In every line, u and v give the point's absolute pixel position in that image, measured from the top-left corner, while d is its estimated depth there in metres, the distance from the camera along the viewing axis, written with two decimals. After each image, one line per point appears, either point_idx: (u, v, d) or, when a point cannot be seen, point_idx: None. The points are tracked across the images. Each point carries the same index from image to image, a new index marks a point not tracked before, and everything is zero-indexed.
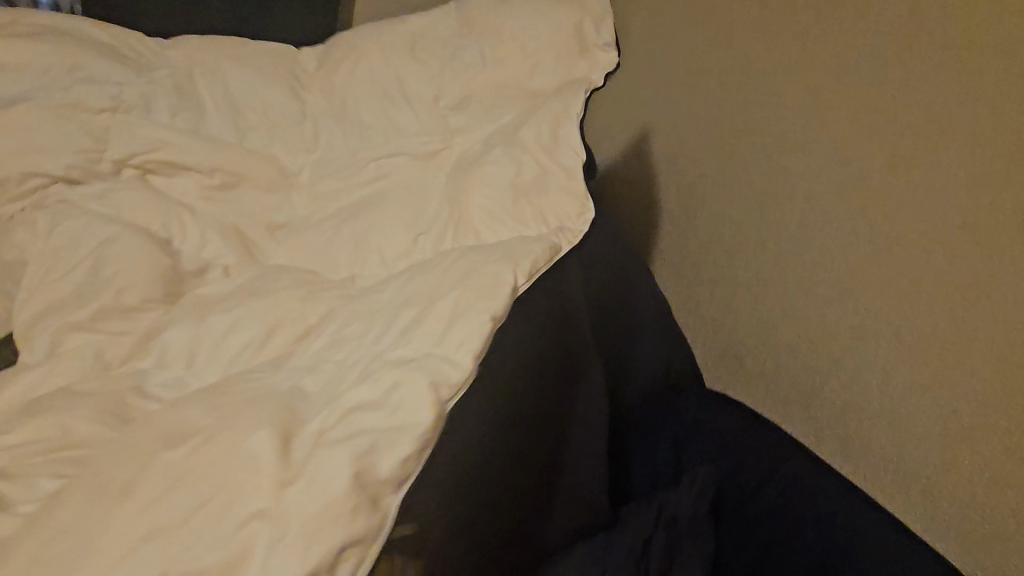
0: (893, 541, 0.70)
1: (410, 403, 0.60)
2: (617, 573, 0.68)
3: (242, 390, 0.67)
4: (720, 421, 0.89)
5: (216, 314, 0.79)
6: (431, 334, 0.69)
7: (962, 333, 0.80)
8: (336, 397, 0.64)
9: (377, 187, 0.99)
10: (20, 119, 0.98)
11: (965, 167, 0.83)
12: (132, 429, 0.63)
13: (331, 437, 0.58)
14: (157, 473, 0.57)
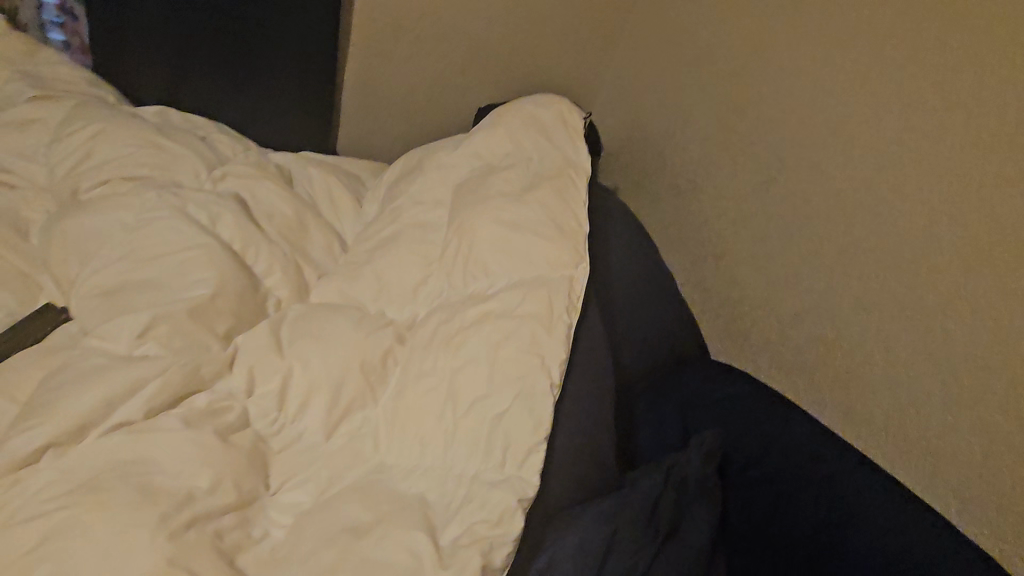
0: (903, 516, 0.73)
1: (496, 504, 0.68)
2: (628, 530, 0.69)
3: (299, 441, 0.78)
4: (732, 391, 0.92)
5: (292, 345, 0.83)
6: (485, 417, 0.74)
7: (989, 319, 0.76)
8: (419, 492, 0.71)
9: (403, 225, 1.04)
10: (70, 162, 1.04)
11: (993, 148, 0.78)
12: (198, 440, 0.70)
13: (429, 538, 0.66)
14: (226, 501, 0.67)
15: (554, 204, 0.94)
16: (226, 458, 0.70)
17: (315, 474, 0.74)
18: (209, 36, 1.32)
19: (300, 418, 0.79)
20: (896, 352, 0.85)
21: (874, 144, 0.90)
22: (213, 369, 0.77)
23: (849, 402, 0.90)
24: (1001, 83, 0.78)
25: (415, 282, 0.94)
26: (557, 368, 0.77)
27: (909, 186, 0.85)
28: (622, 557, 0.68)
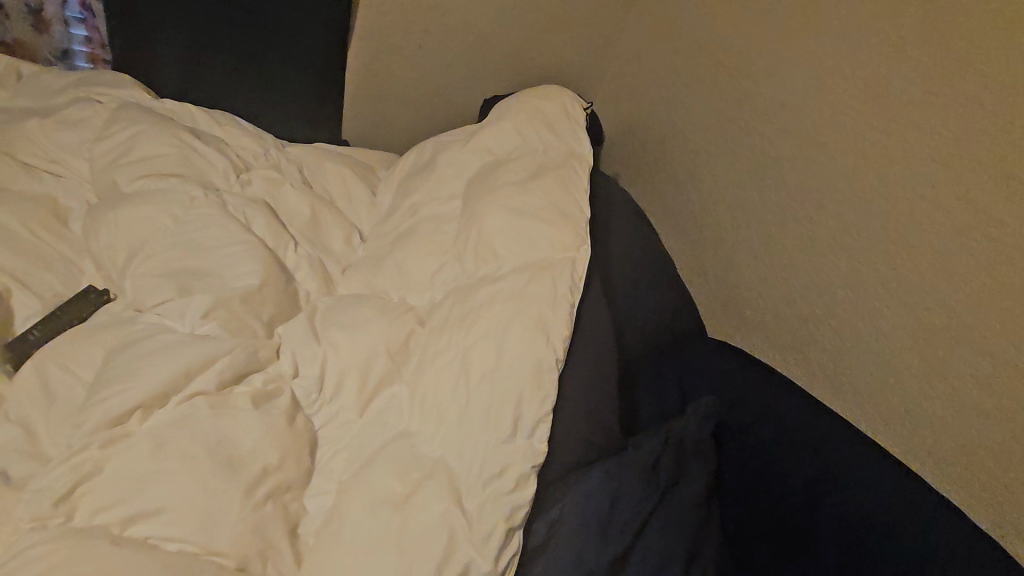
0: (880, 478, 0.80)
1: (509, 468, 0.75)
2: (630, 486, 0.76)
3: (330, 416, 0.85)
4: (726, 364, 0.99)
5: (321, 340, 0.92)
6: (494, 382, 0.81)
7: (962, 295, 0.82)
8: (442, 458, 0.79)
9: (418, 219, 1.11)
10: (102, 160, 1.10)
11: (967, 135, 0.82)
12: (235, 418, 0.77)
13: (449, 499, 0.74)
14: (271, 470, 0.76)
15: (556, 190, 0.98)
16: (264, 434, 0.78)
17: (350, 448, 0.82)
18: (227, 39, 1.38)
19: (334, 399, 0.87)
20: (879, 329, 0.91)
21: (861, 131, 0.96)
22: (266, 354, 0.86)
23: (836, 374, 0.97)
24: (975, 74, 0.82)
25: (431, 268, 1.01)
26: (561, 344, 0.83)
27: (893, 171, 0.91)
28: (625, 509, 0.75)
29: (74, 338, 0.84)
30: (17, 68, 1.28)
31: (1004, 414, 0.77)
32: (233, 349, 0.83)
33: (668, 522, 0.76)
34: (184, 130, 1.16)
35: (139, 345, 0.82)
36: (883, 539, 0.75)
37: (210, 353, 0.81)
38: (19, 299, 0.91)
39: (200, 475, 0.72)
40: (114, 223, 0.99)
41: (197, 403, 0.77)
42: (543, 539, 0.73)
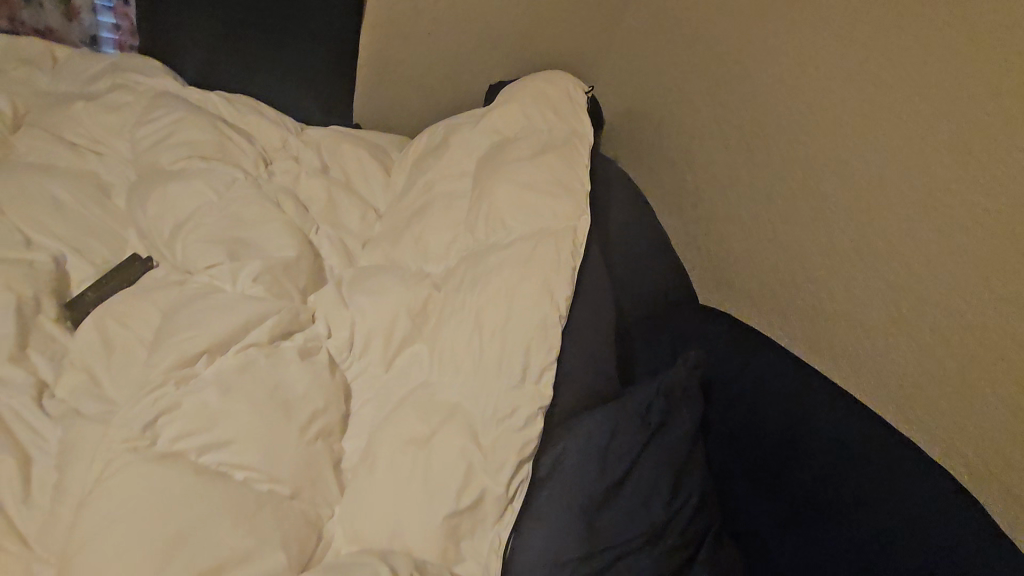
0: (851, 419, 0.89)
1: (517, 408, 0.85)
2: (626, 426, 0.86)
3: (362, 373, 0.96)
4: (714, 326, 1.09)
5: (353, 302, 1.01)
6: (503, 336, 0.90)
7: (928, 260, 0.91)
8: (456, 400, 0.88)
9: (433, 195, 1.20)
10: (139, 139, 1.19)
11: (936, 116, 0.91)
12: (276, 366, 0.87)
13: (463, 433, 0.83)
14: (308, 409, 0.85)
15: (559, 166, 1.07)
16: (303, 380, 0.87)
17: (381, 396, 0.92)
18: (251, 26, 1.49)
19: (363, 356, 0.97)
20: (853, 291, 1.01)
21: (839, 112, 1.05)
22: (305, 317, 0.96)
23: (814, 333, 1.07)
24: (945, 60, 0.91)
25: (446, 238, 1.10)
26: (564, 302, 0.92)
27: (867, 148, 1.00)
28: (621, 443, 0.85)
29: (129, 300, 0.94)
30: (53, 55, 1.37)
31: (964, 363, 0.87)
32: (271, 308, 0.92)
33: (659, 455, 0.86)
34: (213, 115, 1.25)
35: (189, 304, 0.91)
36: (847, 472, 0.86)
37: (252, 311, 0.90)
38: (74, 265, 1.00)
39: (249, 412, 0.81)
40: (155, 198, 1.07)
41: (245, 355, 0.87)
42: (549, 469, 0.83)
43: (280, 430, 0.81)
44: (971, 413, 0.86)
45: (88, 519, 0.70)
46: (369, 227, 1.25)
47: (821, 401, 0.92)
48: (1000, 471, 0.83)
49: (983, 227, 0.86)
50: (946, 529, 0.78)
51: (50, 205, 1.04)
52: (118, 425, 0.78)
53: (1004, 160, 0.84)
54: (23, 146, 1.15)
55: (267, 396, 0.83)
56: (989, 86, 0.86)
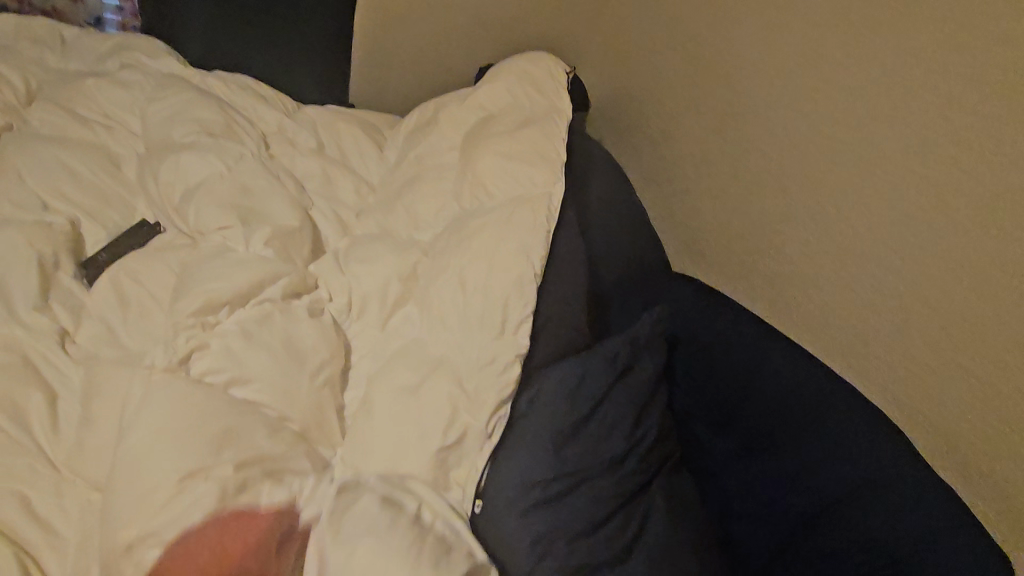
0: (798, 366, 0.97)
1: (495, 356, 0.93)
2: (596, 371, 0.95)
3: (363, 332, 1.04)
4: (680, 288, 1.18)
5: (348, 267, 1.10)
6: (484, 293, 0.98)
7: (871, 220, 0.98)
8: (441, 351, 0.96)
9: (421, 168, 1.28)
10: (145, 114, 1.27)
11: (877, 89, 0.99)
12: (280, 319, 0.96)
13: (447, 377, 0.92)
14: (306, 358, 0.93)
15: (539, 138, 1.15)
16: (302, 334, 0.96)
17: (375, 351, 1.01)
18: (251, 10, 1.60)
19: (359, 315, 1.05)
20: (805, 252, 1.09)
21: (797, 88, 1.12)
22: (311, 281, 1.05)
23: (774, 294, 1.15)
24: (885, 37, 0.98)
25: (435, 207, 1.18)
26: (538, 261, 1.01)
27: (820, 120, 1.08)
28: (590, 384, 0.94)
29: (142, 259, 1.02)
30: (61, 34, 1.43)
31: (897, 314, 0.94)
32: (279, 270, 1.01)
33: (622, 396, 0.96)
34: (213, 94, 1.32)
35: (203, 264, 1.00)
36: (792, 410, 0.94)
37: (257, 270, 0.99)
38: (89, 229, 1.08)
39: (255, 359, 0.90)
40: (162, 169, 1.15)
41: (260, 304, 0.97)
42: (524, 408, 0.92)
43: (281, 373, 0.90)
44: (903, 360, 0.93)
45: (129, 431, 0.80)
46: (364, 199, 1.33)
47: (776, 348, 1.00)
48: (924, 409, 0.91)
49: (916, 190, 0.93)
50: (870, 456, 0.87)
51: (66, 173, 1.12)
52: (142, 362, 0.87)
53: (934, 129, 0.91)
54: (37, 119, 1.22)
55: (271, 343, 0.92)
56: (922, 55, 0.93)
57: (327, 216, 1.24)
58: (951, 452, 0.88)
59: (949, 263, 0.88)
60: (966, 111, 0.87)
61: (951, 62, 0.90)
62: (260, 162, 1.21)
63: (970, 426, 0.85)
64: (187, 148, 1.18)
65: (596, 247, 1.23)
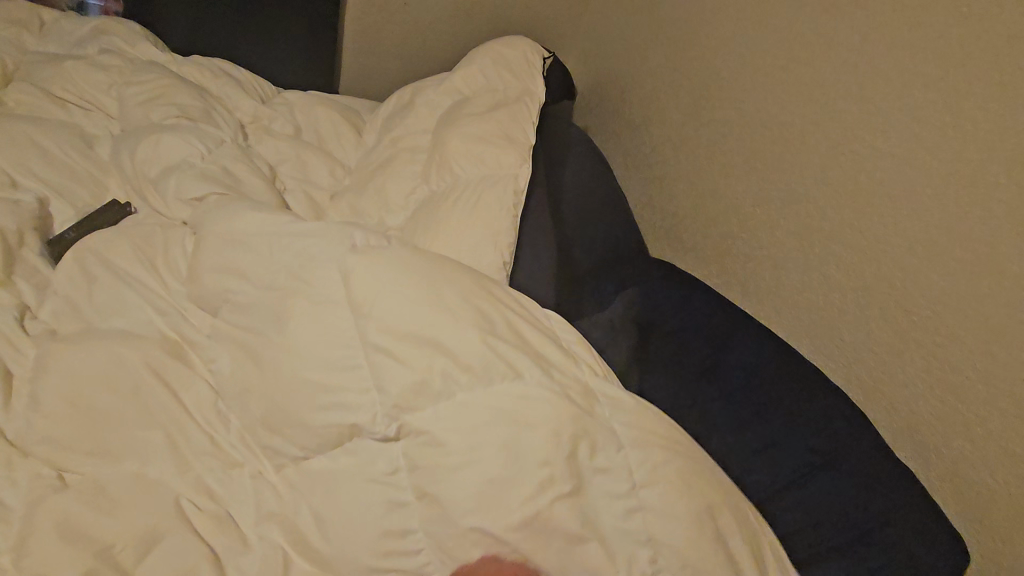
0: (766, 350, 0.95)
1: None
2: None
3: None
4: (653, 272, 1.16)
5: None
6: None
7: (840, 200, 0.97)
8: None
9: (395, 151, 1.27)
10: (121, 95, 1.26)
11: (849, 68, 0.98)
12: None
13: None
14: None
15: (508, 120, 1.14)
16: None
17: None
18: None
19: None
20: (778, 234, 1.07)
21: (772, 70, 1.12)
22: None
23: (747, 278, 1.13)
24: (858, 17, 0.97)
25: (406, 189, 1.17)
26: (507, 249, 0.97)
27: (790, 103, 1.07)
28: None
29: (106, 238, 1.01)
30: (41, 18, 1.43)
31: (863, 295, 0.93)
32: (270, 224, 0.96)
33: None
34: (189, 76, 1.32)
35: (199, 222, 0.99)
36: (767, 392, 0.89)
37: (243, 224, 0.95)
38: (57, 207, 1.08)
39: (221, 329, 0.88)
40: (133, 148, 1.14)
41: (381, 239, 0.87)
42: None
43: (229, 346, 0.86)
44: (872, 343, 0.91)
45: (314, 312, 0.79)
46: (339, 182, 1.32)
47: (757, 337, 0.97)
48: (889, 395, 0.88)
49: (884, 169, 0.91)
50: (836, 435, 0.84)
51: (36, 152, 1.12)
52: (295, 263, 0.84)
53: (902, 106, 0.90)
54: (12, 99, 1.22)
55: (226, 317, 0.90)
56: (886, 37, 0.93)
57: (301, 199, 1.24)
58: (918, 441, 0.85)
59: (916, 242, 0.87)
60: (929, 90, 0.87)
61: (914, 42, 0.90)
62: (233, 143, 1.21)
63: (934, 408, 0.83)
64: (160, 128, 1.17)
65: (571, 231, 1.21)
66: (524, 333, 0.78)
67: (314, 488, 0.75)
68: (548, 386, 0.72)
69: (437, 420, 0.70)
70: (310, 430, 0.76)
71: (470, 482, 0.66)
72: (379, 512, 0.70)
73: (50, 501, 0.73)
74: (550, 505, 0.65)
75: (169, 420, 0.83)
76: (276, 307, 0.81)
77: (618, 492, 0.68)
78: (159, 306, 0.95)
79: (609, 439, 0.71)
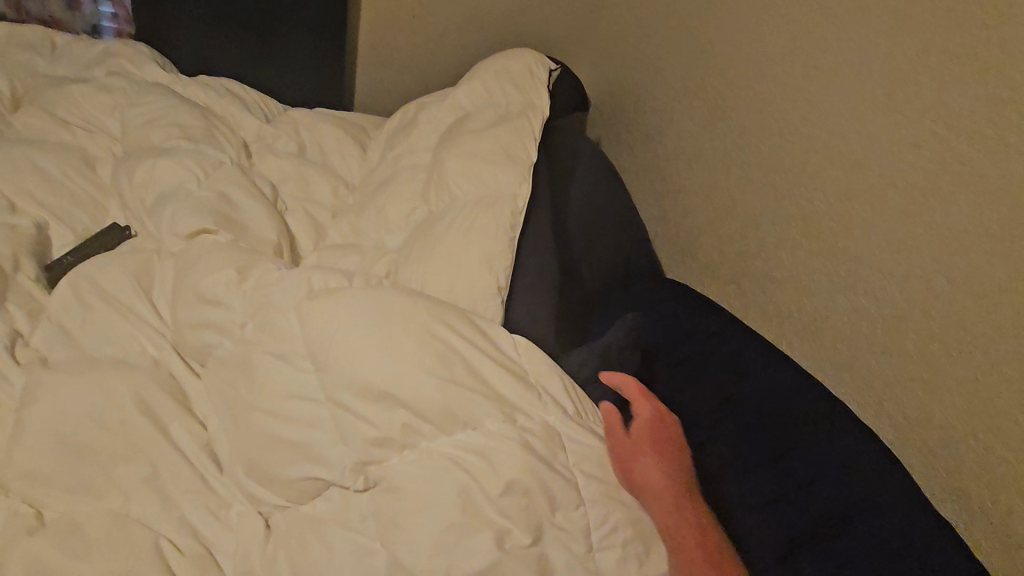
0: (781, 382, 0.87)
1: None
2: None
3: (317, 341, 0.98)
4: (665, 293, 1.09)
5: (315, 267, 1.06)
6: (441, 290, 0.90)
7: (865, 219, 0.90)
8: None
9: (397, 169, 1.23)
10: (125, 117, 1.26)
11: (875, 76, 0.91)
12: None
13: None
14: None
15: (508, 136, 1.09)
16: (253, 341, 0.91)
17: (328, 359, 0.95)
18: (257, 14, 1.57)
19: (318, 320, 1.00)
20: (799, 254, 1.00)
21: (792, 79, 1.05)
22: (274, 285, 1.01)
23: (766, 300, 1.06)
24: (886, 22, 0.90)
25: (406, 209, 1.13)
26: (503, 274, 0.91)
27: (812, 114, 1.00)
28: None
29: (98, 263, 0.99)
30: (52, 40, 1.45)
31: (888, 322, 0.86)
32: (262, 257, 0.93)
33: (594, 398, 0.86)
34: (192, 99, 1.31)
35: (184, 258, 0.97)
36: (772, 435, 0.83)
37: (236, 256, 0.92)
38: (56, 231, 1.08)
39: (210, 362, 0.85)
40: (133, 170, 1.13)
41: (342, 279, 0.84)
42: None
43: (213, 378, 0.83)
44: (899, 373, 0.84)
45: (277, 365, 0.76)
46: (342, 201, 1.29)
47: (772, 367, 0.90)
48: (920, 431, 0.81)
49: (913, 184, 0.84)
50: (873, 475, 0.76)
51: (38, 175, 1.11)
52: (263, 311, 0.81)
53: (935, 116, 0.83)
54: (19, 122, 1.23)
55: (214, 348, 0.87)
56: (916, 41, 0.86)
57: (303, 219, 1.21)
58: (952, 481, 0.77)
59: (949, 263, 0.79)
60: (966, 99, 0.80)
61: (950, 45, 0.82)
62: (235, 165, 1.19)
63: (968, 446, 0.75)
64: (161, 151, 1.15)
65: (579, 250, 1.15)
66: (494, 376, 0.73)
67: (293, 540, 0.70)
68: (508, 434, 0.68)
69: (397, 471, 0.67)
70: (285, 484, 0.73)
71: (426, 539, 0.63)
72: (346, 566, 0.66)
73: (21, 543, 0.70)
74: (508, 561, 0.61)
75: (152, 456, 0.80)
76: (245, 356, 0.79)
77: (576, 553, 0.64)
78: (150, 332, 0.93)
79: (569, 492, 0.67)
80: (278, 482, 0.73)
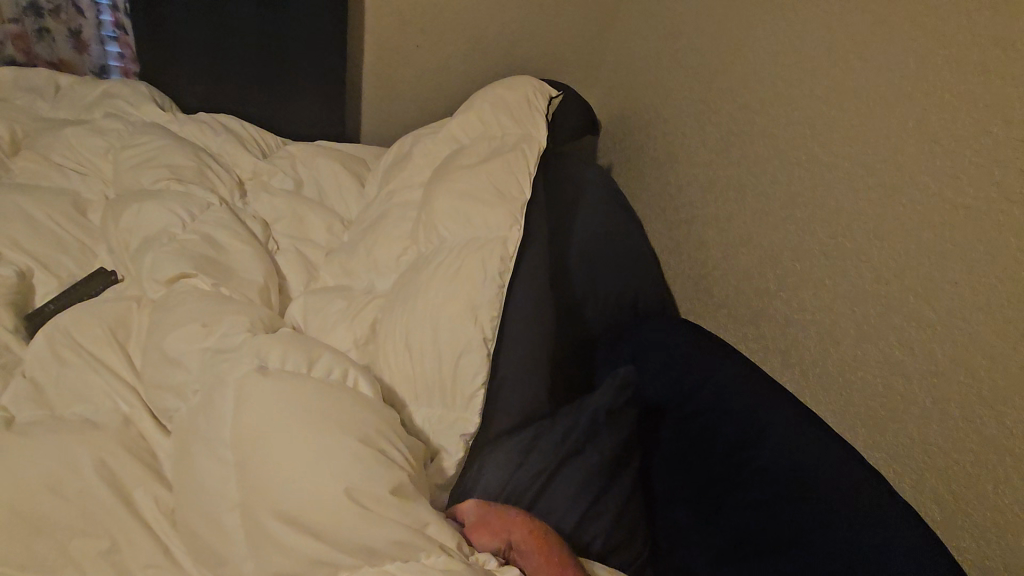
0: (786, 451, 0.78)
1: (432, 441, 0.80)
2: (551, 447, 0.81)
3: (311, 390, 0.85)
4: (673, 337, 1.00)
5: (300, 313, 1.00)
6: (424, 342, 0.84)
7: (896, 259, 0.80)
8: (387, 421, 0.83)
9: (390, 205, 1.18)
10: (119, 158, 1.24)
11: (903, 101, 0.82)
12: None
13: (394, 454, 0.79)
14: None
15: (500, 171, 1.03)
16: None
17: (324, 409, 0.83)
18: (251, 49, 1.48)
19: None
20: (823, 296, 0.90)
21: (812, 103, 0.96)
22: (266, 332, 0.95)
23: (787, 344, 0.96)
24: (916, 40, 0.82)
25: (397, 249, 1.07)
26: (489, 324, 0.84)
27: (834, 142, 0.91)
28: (535, 458, 0.80)
29: (73, 312, 0.95)
30: (56, 83, 1.46)
31: (924, 376, 0.76)
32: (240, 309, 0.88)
33: (570, 478, 0.79)
34: (189, 143, 1.28)
35: (161, 309, 0.92)
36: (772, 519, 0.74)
37: (212, 311, 0.87)
38: (41, 277, 1.05)
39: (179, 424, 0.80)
40: (120, 214, 1.10)
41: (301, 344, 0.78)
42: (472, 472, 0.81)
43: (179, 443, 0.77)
44: (938, 434, 0.74)
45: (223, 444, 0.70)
46: (336, 238, 1.24)
47: (784, 431, 0.80)
48: (965, 509, 0.70)
49: (950, 221, 0.75)
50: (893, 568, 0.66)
51: (26, 220, 1.09)
52: (222, 371, 0.76)
53: (974, 145, 0.74)
54: (16, 166, 1.23)
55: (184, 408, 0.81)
56: (953, 58, 0.77)
57: (294, 259, 1.15)
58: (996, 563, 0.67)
59: (992, 312, 0.70)
60: (1015, 125, 0.70)
61: (995, 63, 0.73)
62: (225, 207, 1.15)
63: (1014, 524, 0.65)
64: (149, 194, 1.12)
65: (582, 289, 1.07)
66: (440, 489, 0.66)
67: None
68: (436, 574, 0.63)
69: None
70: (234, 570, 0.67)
71: None
72: None
73: None
74: None
75: (111, 527, 0.74)
76: (206, 420, 0.74)
77: None
78: (123, 387, 0.88)
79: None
80: (226, 568, 0.67)
